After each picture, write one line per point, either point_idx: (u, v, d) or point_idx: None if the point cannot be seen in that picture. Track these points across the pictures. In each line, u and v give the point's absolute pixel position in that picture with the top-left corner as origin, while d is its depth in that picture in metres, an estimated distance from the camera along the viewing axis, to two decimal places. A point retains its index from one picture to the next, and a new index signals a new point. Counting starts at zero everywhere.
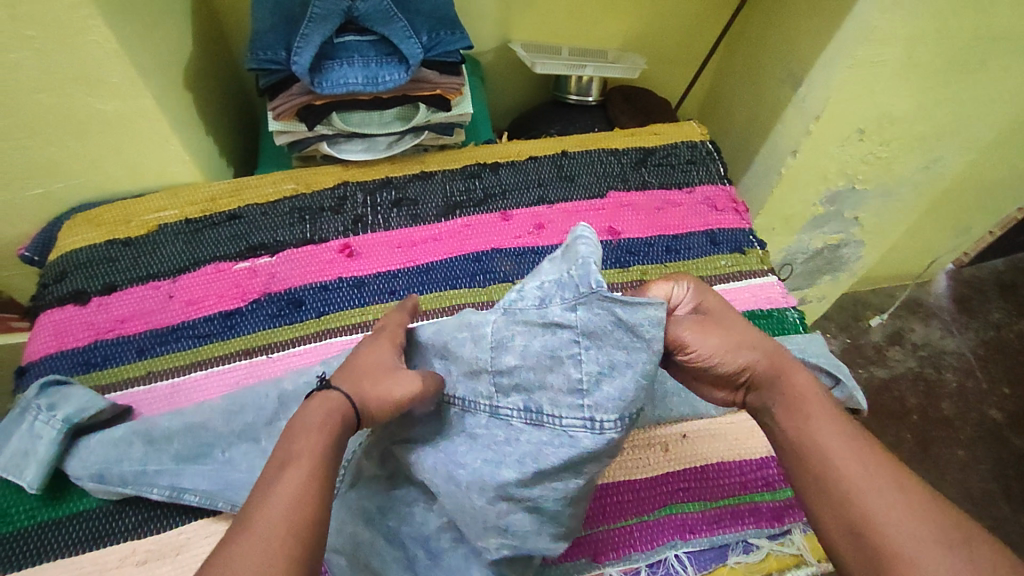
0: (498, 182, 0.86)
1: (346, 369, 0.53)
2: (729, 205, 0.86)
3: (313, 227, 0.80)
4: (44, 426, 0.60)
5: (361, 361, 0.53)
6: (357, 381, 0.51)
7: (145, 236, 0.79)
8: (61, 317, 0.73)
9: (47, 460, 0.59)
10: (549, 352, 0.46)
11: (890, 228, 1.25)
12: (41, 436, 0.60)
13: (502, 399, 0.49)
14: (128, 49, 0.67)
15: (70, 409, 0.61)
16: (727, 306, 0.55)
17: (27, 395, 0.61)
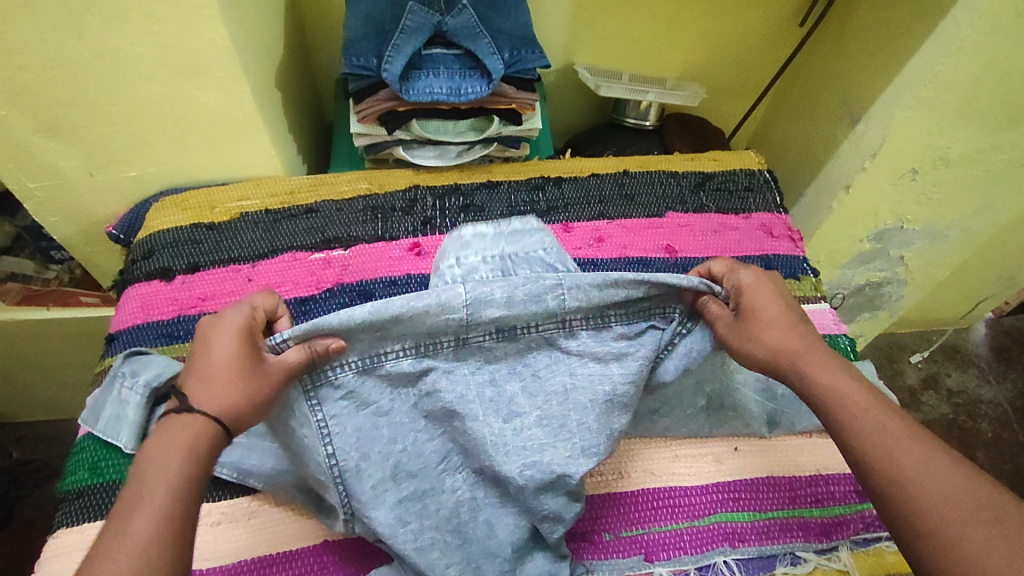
0: (561, 196, 0.90)
1: (193, 379, 0.52)
2: (784, 233, 0.89)
3: (385, 226, 0.85)
4: (129, 392, 0.63)
5: (209, 366, 0.52)
6: (209, 395, 0.51)
7: (227, 222, 0.84)
8: (147, 291, 0.78)
9: (137, 423, 0.63)
10: (535, 294, 0.56)
11: (934, 270, 1.26)
12: (129, 401, 0.63)
13: (480, 337, 0.57)
14: (237, 48, 0.73)
15: (149, 374, 0.64)
16: (770, 292, 0.62)
17: (113, 366, 0.65)
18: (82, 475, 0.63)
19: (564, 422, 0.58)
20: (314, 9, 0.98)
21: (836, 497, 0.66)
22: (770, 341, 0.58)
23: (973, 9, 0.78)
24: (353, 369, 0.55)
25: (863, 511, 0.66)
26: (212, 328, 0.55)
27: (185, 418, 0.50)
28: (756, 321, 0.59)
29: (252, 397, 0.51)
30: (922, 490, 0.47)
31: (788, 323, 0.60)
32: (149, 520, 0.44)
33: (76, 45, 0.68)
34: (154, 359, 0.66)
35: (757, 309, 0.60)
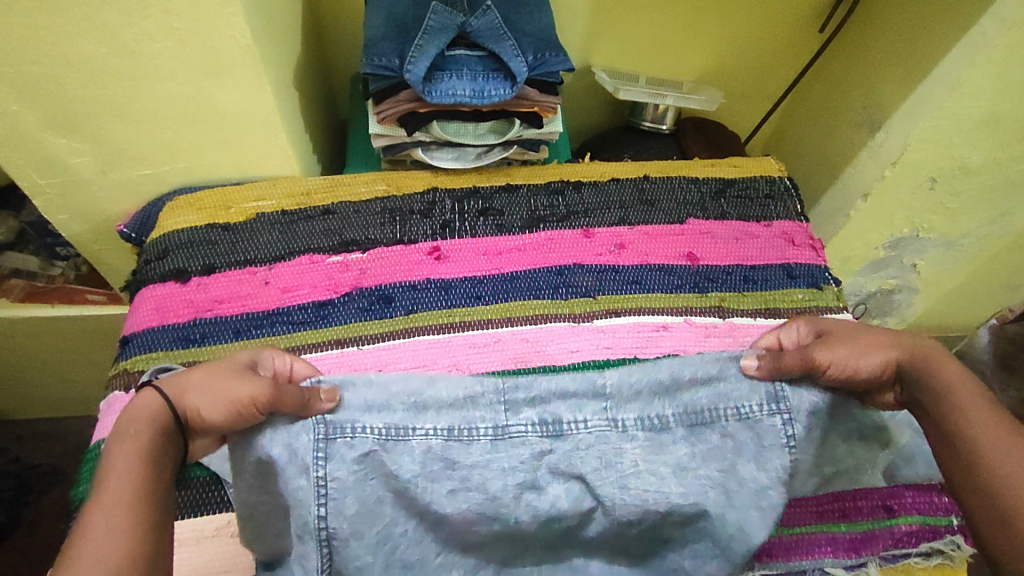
0: (581, 201, 0.89)
1: (176, 380, 0.57)
2: (806, 241, 0.88)
3: (403, 229, 0.83)
4: None
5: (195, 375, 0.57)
6: (187, 394, 0.55)
7: (243, 223, 0.82)
8: (162, 293, 0.76)
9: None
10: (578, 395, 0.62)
11: (946, 277, 1.26)
12: None
13: (514, 420, 0.61)
14: (258, 46, 0.71)
15: None
16: (846, 324, 0.64)
17: (141, 382, 0.62)
18: (97, 482, 0.61)
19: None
20: (331, 5, 0.97)
21: (864, 512, 0.66)
22: (867, 357, 0.60)
23: (1001, 19, 0.78)
24: (375, 435, 0.58)
25: (892, 527, 0.65)
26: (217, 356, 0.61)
27: (153, 407, 0.54)
28: (844, 345, 0.61)
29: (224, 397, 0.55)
30: (1006, 477, 0.49)
31: (880, 335, 0.62)
32: (103, 519, 0.45)
33: (96, 41, 0.66)
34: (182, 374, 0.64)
35: (850, 338, 0.62)
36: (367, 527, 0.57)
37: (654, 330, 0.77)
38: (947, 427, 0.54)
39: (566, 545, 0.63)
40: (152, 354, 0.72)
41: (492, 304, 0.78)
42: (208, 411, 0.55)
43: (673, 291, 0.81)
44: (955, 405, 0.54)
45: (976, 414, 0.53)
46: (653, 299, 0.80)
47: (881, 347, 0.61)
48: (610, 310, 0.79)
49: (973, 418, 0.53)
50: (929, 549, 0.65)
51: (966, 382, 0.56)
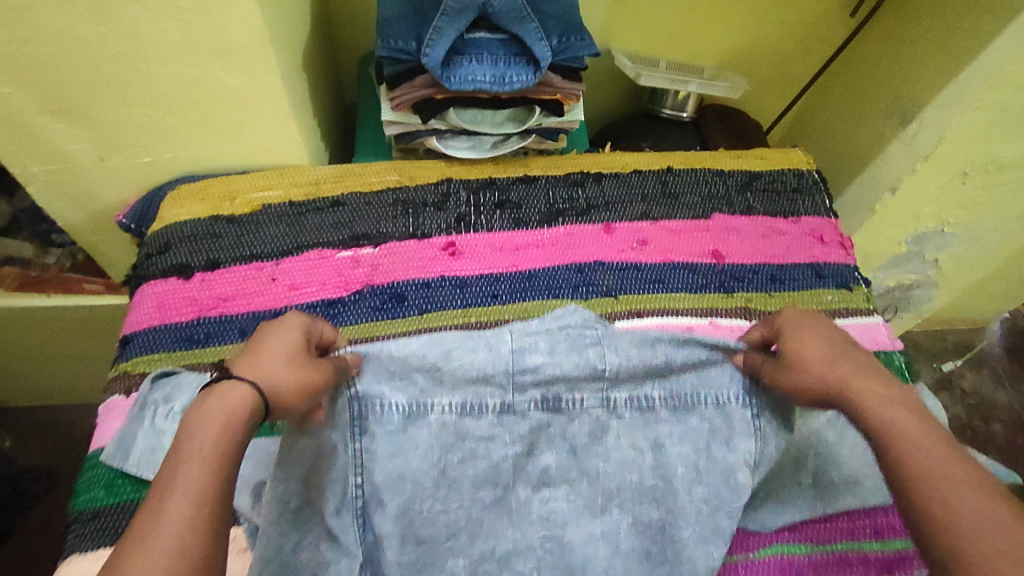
0: (602, 194, 0.85)
1: (248, 355, 0.49)
2: (835, 239, 0.84)
3: (417, 222, 0.79)
4: (164, 420, 0.59)
5: (260, 349, 0.50)
6: (259, 369, 0.48)
7: (247, 215, 0.78)
8: (164, 289, 0.73)
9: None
10: (585, 365, 0.56)
11: (968, 273, 1.23)
12: (164, 430, 0.59)
13: (518, 396, 0.56)
14: (268, 27, 0.66)
15: (184, 400, 0.60)
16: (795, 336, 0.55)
17: (143, 391, 0.61)
18: (97, 493, 0.59)
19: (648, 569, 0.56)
20: None
21: (898, 531, 0.63)
22: (809, 379, 0.52)
23: None
24: (400, 412, 0.53)
25: None
26: (273, 321, 0.53)
27: (231, 383, 0.46)
28: (795, 359, 0.54)
29: (304, 380, 0.49)
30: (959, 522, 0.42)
31: (817, 358, 0.53)
32: (181, 509, 0.39)
33: (94, 19, 0.61)
34: (185, 379, 0.61)
35: (799, 352, 0.54)
36: (390, 514, 0.53)
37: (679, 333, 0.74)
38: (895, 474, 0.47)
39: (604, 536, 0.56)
40: (154, 355, 0.69)
41: (510, 304, 0.75)
42: (289, 396, 0.48)
43: (698, 291, 0.78)
44: (897, 457, 0.46)
45: (927, 463, 0.45)
46: (677, 300, 0.77)
47: (819, 361, 0.53)
48: (633, 311, 0.75)
49: (927, 473, 0.45)
50: None
51: (919, 429, 0.47)
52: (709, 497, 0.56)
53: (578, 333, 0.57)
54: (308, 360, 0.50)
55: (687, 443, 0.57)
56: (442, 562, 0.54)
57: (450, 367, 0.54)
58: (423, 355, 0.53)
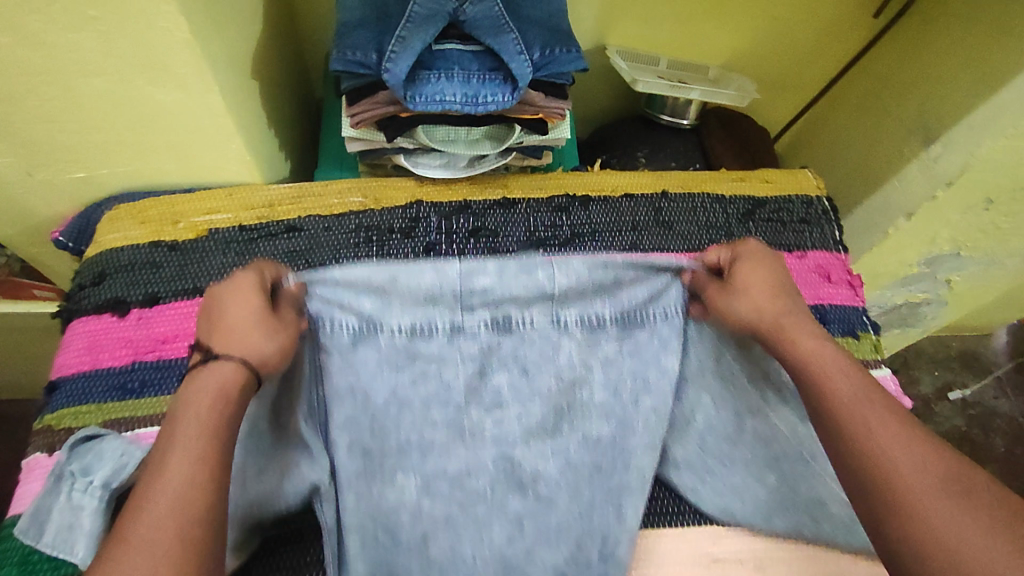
0: (588, 220, 0.77)
1: (216, 331, 0.49)
2: (842, 277, 0.77)
3: (381, 252, 0.72)
4: (83, 495, 0.52)
5: (225, 320, 0.49)
6: (234, 345, 0.48)
7: (193, 241, 0.71)
8: (97, 328, 0.66)
9: (98, 532, 0.52)
10: (534, 287, 0.56)
11: (981, 291, 1.15)
12: (83, 507, 0.52)
13: (467, 317, 0.57)
14: (201, 39, 0.57)
15: (108, 471, 0.54)
16: (753, 257, 0.58)
17: (58, 462, 0.54)
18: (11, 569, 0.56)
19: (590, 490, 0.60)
20: None
21: None
22: (752, 310, 0.55)
23: None
24: (350, 332, 0.54)
25: None
26: (224, 282, 0.51)
27: (214, 364, 0.47)
28: (740, 292, 0.56)
29: (278, 341, 0.49)
30: (916, 505, 0.41)
31: (761, 286, 0.56)
32: (181, 470, 0.40)
33: None
34: (109, 446, 0.55)
35: (746, 287, 0.56)
36: (343, 446, 0.55)
37: None
38: (852, 468, 0.45)
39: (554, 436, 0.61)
40: (82, 407, 0.62)
41: None
42: (271, 362, 0.49)
43: None
44: (836, 420, 0.47)
45: (864, 433, 0.45)
46: None
47: (759, 296, 0.56)
48: None
49: (865, 441, 0.45)
50: None
51: (857, 398, 0.48)
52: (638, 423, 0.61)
53: (528, 256, 0.57)
54: (276, 318, 0.50)
55: (630, 356, 0.60)
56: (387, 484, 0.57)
57: (400, 279, 0.53)
58: (368, 279, 0.52)
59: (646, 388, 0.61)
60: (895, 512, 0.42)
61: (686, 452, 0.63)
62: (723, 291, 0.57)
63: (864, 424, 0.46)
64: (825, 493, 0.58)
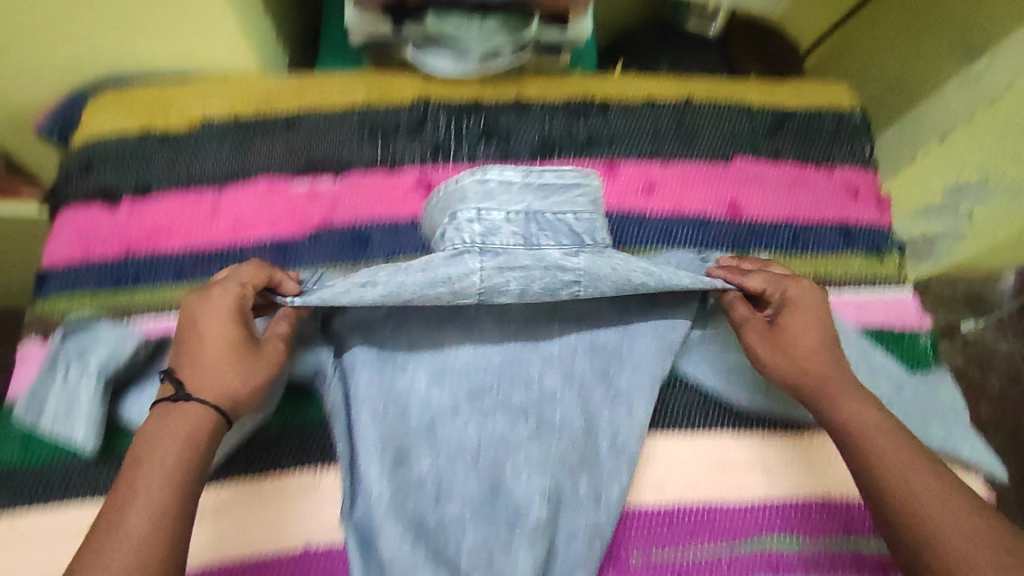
0: (607, 126, 0.72)
1: (189, 364, 0.49)
2: (870, 195, 0.73)
3: (386, 150, 0.68)
4: (80, 380, 0.52)
5: (202, 355, 0.49)
6: (210, 384, 0.48)
7: (184, 131, 0.66)
8: (88, 219, 0.63)
9: (95, 416, 0.53)
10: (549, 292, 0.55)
11: (1000, 225, 1.04)
12: (80, 391, 0.52)
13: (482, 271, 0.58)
14: None
15: (101, 357, 0.53)
16: (808, 296, 0.58)
17: (52, 348, 0.54)
18: (12, 455, 0.56)
19: (594, 387, 0.60)
20: None
21: None
22: (800, 360, 0.55)
23: None
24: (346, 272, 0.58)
25: None
26: (199, 304, 0.51)
27: (184, 407, 0.47)
28: (787, 341, 0.56)
29: (256, 376, 0.50)
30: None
31: (808, 342, 0.55)
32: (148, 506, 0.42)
33: None
34: (103, 332, 0.55)
35: (795, 336, 0.56)
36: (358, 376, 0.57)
37: None
38: (903, 533, 0.47)
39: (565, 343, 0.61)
40: (76, 295, 0.61)
41: None
42: (241, 407, 0.50)
43: (707, 249, 0.69)
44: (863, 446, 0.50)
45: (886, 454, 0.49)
46: None
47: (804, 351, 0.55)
48: None
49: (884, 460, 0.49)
50: None
51: (896, 453, 0.49)
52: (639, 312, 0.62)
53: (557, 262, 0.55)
54: (251, 349, 0.50)
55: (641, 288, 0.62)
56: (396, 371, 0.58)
57: (410, 279, 0.53)
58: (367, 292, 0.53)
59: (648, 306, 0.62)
60: (917, 535, 0.46)
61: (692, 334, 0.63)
62: (770, 333, 0.56)
63: (912, 484, 0.47)
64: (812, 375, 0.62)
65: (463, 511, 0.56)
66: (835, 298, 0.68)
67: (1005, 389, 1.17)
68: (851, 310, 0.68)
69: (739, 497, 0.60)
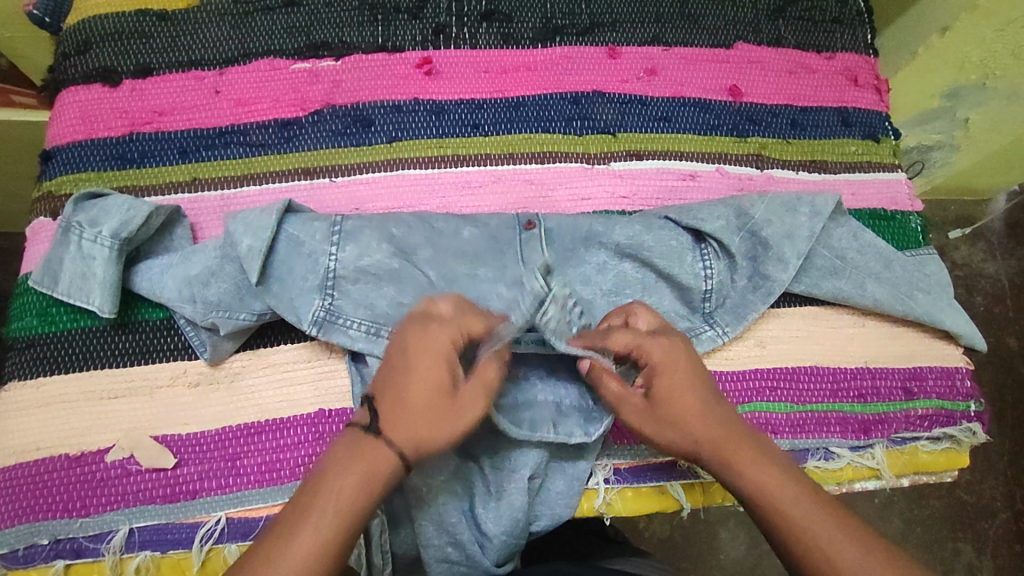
0: (609, 10, 0.71)
1: (385, 401, 0.46)
2: (870, 81, 0.73)
3: (386, 32, 0.67)
4: (94, 245, 0.51)
5: (404, 388, 0.46)
6: (401, 427, 0.45)
7: (183, 11, 0.65)
8: (88, 98, 0.62)
9: (112, 282, 0.51)
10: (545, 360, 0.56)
11: (999, 132, 1.03)
12: (95, 256, 0.51)
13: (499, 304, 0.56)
14: None
15: (115, 224, 0.52)
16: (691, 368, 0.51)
17: (64, 213, 0.52)
18: (30, 322, 0.54)
19: (622, 293, 0.58)
20: None
21: (881, 394, 0.61)
22: (687, 425, 0.49)
23: None
24: (345, 237, 0.55)
25: (908, 410, 0.61)
26: (416, 332, 0.47)
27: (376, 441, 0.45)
28: (670, 411, 0.49)
29: (448, 431, 0.45)
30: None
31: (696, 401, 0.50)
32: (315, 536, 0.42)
33: None
34: (114, 201, 0.53)
35: (677, 400, 0.49)
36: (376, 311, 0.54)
37: (680, 179, 0.66)
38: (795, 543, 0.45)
39: (585, 250, 0.58)
40: (81, 175, 0.60)
41: (492, 135, 0.65)
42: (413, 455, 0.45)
43: (707, 132, 0.68)
44: (779, 509, 0.46)
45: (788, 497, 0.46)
46: (681, 141, 0.68)
47: (694, 425, 0.49)
48: (630, 152, 0.67)
49: (791, 510, 0.46)
50: (941, 434, 0.61)
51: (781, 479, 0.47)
52: (660, 280, 0.58)
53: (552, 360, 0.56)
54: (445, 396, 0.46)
55: (671, 249, 0.58)
56: (413, 266, 0.56)
57: None
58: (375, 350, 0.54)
59: (679, 251, 0.58)
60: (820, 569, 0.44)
61: (730, 241, 0.58)
62: (649, 410, 0.50)
63: (800, 506, 0.46)
64: (833, 278, 0.60)
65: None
66: (831, 181, 0.68)
67: (989, 308, 1.17)
68: (846, 191, 0.68)
69: (745, 370, 0.59)
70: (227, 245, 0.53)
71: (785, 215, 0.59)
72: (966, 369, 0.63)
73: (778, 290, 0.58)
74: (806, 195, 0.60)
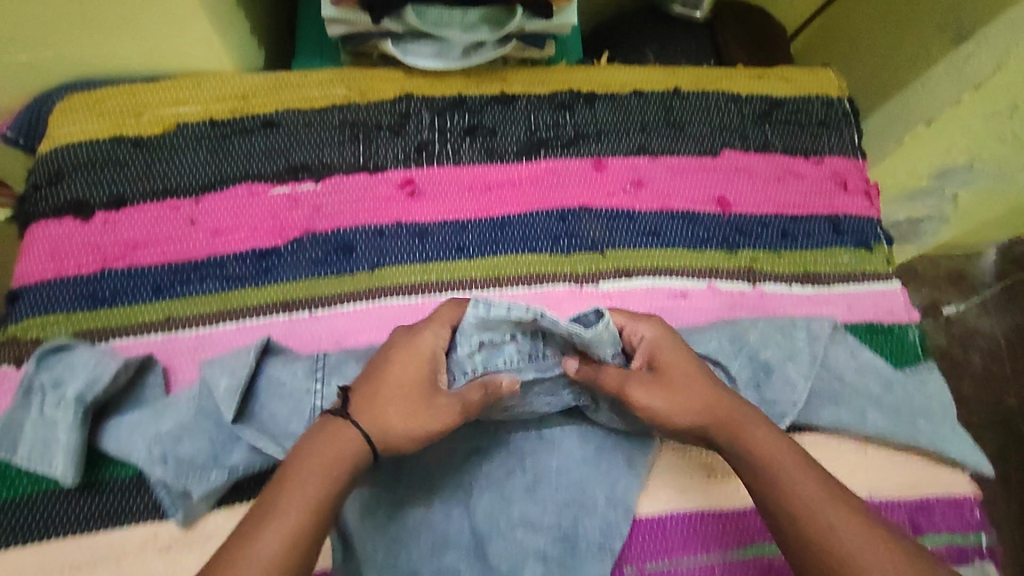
0: (593, 120, 0.70)
1: (366, 389, 0.48)
2: (859, 186, 0.72)
3: (368, 151, 0.66)
4: (57, 409, 0.49)
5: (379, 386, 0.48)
6: (374, 412, 0.47)
7: (159, 136, 0.64)
8: (59, 233, 0.60)
9: (76, 447, 0.49)
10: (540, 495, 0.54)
11: (988, 206, 1.02)
12: (58, 421, 0.49)
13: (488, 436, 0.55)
14: None
15: (80, 384, 0.50)
16: (681, 354, 0.52)
17: (27, 374, 0.50)
18: None
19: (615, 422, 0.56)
20: None
21: None
22: (697, 406, 0.50)
23: None
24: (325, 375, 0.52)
25: None
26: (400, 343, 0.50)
27: (342, 425, 0.47)
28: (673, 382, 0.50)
29: (421, 423, 0.47)
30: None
31: (702, 386, 0.50)
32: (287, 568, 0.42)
33: None
34: (79, 356, 0.51)
35: (677, 382, 0.50)
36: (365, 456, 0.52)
37: (670, 298, 0.65)
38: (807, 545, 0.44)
39: None
40: (49, 318, 0.57)
41: (477, 259, 0.64)
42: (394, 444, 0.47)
43: (696, 246, 0.67)
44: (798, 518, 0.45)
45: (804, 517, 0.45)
46: (670, 258, 0.66)
47: (694, 413, 0.50)
48: (618, 270, 0.65)
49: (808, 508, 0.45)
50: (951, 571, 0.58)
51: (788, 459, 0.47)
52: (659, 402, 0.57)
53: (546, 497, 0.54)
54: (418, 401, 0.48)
55: None
56: None
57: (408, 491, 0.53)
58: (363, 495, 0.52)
59: None
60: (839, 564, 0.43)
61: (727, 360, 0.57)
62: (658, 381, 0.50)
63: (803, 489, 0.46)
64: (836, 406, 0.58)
65: (461, 556, 0.53)
66: (825, 296, 0.67)
67: (986, 367, 1.12)
68: (840, 306, 0.66)
69: (723, 507, 0.57)
70: (202, 398, 0.51)
71: (782, 340, 0.58)
72: (974, 497, 0.60)
73: (790, 413, 0.56)
74: (801, 319, 0.59)
